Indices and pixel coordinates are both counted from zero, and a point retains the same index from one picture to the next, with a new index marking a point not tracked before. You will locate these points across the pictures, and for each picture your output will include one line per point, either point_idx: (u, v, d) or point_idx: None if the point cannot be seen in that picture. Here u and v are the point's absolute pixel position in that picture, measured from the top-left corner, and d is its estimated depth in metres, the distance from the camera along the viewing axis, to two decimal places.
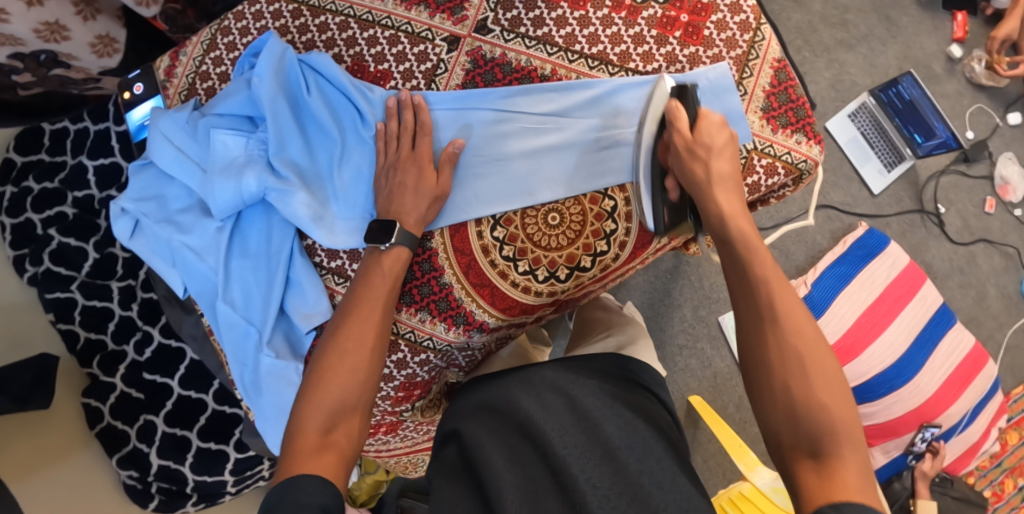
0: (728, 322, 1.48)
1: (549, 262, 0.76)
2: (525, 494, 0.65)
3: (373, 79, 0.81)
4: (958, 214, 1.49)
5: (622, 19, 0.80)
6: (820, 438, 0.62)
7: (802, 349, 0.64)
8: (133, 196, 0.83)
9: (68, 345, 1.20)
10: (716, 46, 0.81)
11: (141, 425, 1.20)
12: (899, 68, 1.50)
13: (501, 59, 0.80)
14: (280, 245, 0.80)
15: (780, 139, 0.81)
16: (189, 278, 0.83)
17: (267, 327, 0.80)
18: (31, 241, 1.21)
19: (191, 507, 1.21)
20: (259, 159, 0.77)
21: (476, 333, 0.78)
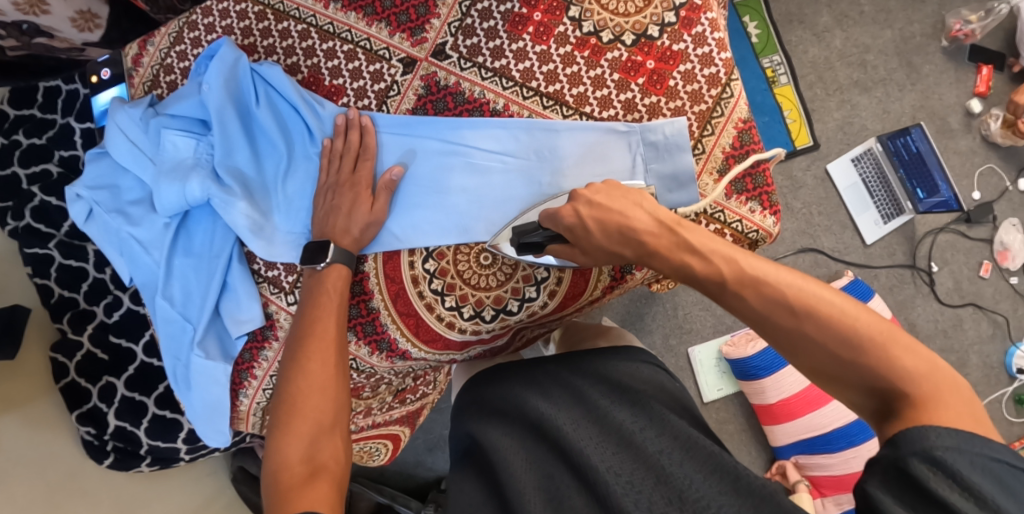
0: (698, 355, 1.49)
1: (476, 301, 0.77)
2: (547, 494, 0.73)
3: (327, 93, 0.81)
4: (950, 274, 1.45)
5: (585, 59, 0.77)
6: (898, 404, 0.59)
7: (842, 342, 0.61)
8: (88, 183, 0.85)
9: (43, 299, 1.25)
10: (680, 98, 0.78)
11: (103, 385, 1.24)
12: (913, 118, 1.44)
13: (454, 88, 0.79)
14: (221, 248, 0.82)
15: (733, 206, 0.79)
16: (135, 269, 0.86)
17: (200, 327, 0.82)
18: (15, 195, 1.26)
19: (145, 468, 1.25)
20: (205, 164, 0.79)
21: (398, 359, 0.81)
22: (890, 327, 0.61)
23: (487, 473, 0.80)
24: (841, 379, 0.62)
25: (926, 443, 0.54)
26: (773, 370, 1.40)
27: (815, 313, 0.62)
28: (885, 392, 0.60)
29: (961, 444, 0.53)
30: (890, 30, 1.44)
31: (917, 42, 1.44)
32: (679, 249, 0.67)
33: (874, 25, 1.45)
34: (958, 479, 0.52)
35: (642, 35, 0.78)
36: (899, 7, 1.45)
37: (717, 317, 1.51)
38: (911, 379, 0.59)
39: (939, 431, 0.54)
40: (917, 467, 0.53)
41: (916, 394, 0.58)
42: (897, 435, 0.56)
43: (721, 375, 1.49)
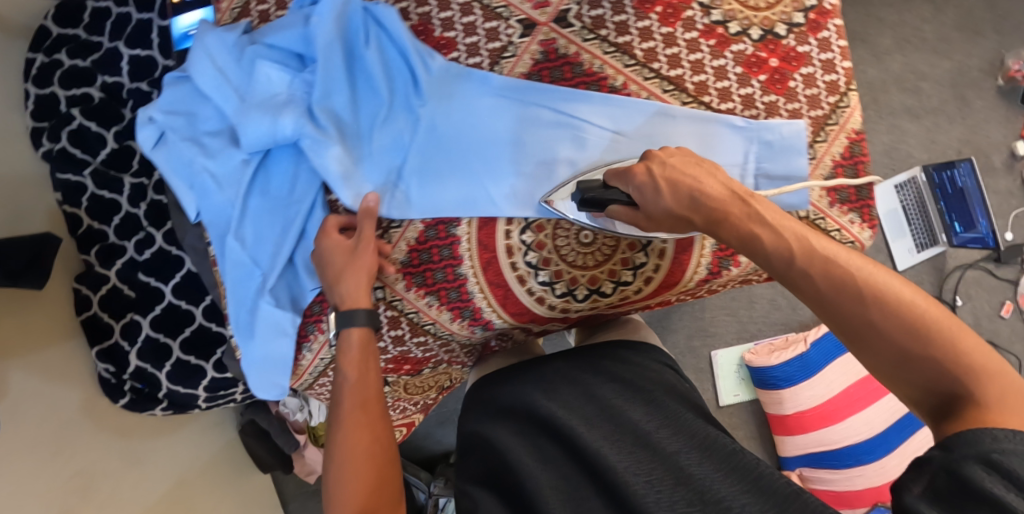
0: (719, 358, 1.49)
1: (570, 279, 0.79)
2: (565, 493, 0.76)
3: (436, 45, 0.80)
4: (972, 310, 1.48)
5: (710, 48, 0.77)
6: (958, 404, 0.60)
7: (910, 334, 0.61)
8: (164, 107, 0.80)
9: (71, 229, 1.22)
10: (797, 101, 0.78)
11: (127, 322, 1.22)
12: (958, 151, 1.46)
13: (574, 58, 0.78)
14: (303, 195, 0.79)
15: (835, 214, 0.79)
16: (203, 205, 0.81)
17: (273, 275, 0.78)
18: (52, 116, 1.20)
19: (159, 411, 1.26)
20: (300, 101, 0.76)
21: (479, 330, 0.82)
22: (963, 327, 0.61)
23: (495, 480, 0.82)
24: (906, 371, 0.62)
25: (981, 446, 0.55)
26: (793, 382, 1.42)
27: (881, 302, 0.62)
28: (948, 385, 0.61)
29: (1019, 446, 0.54)
30: (948, 61, 1.45)
31: (972, 77, 1.45)
32: (750, 220, 0.67)
33: (932, 54, 1.45)
34: (1015, 481, 0.53)
35: (769, 32, 0.78)
36: (960, 39, 1.45)
37: (741, 323, 1.51)
38: (980, 379, 0.59)
39: (996, 432, 0.55)
40: (969, 470, 0.55)
41: (983, 397, 0.58)
42: (950, 439, 0.57)
43: (739, 382, 1.50)
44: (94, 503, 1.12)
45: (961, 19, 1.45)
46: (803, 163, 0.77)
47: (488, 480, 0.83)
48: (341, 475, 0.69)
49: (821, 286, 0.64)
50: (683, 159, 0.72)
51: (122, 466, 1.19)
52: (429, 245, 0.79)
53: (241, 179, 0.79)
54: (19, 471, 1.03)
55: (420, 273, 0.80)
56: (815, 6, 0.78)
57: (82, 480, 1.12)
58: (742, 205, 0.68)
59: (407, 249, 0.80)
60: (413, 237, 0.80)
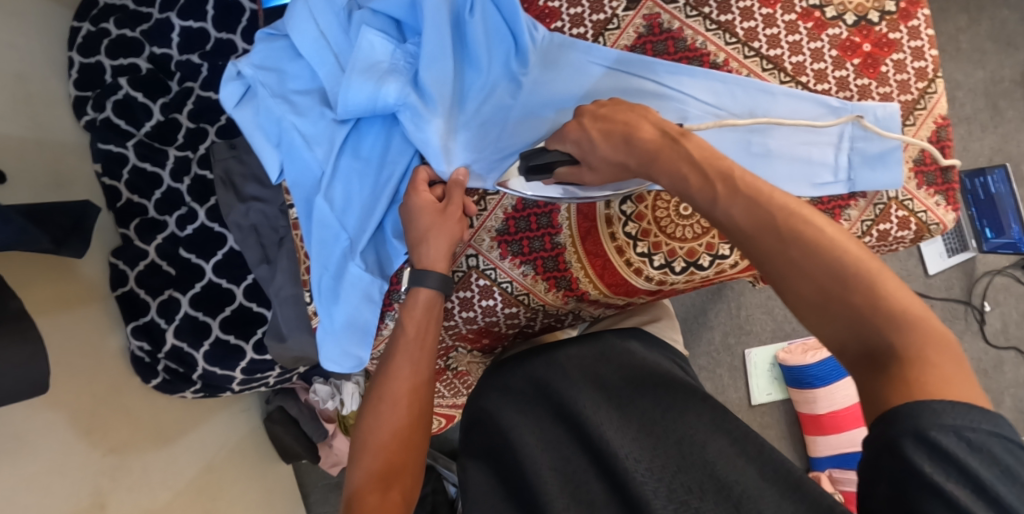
0: (753, 356, 1.50)
1: (669, 250, 0.88)
2: (561, 473, 0.77)
3: (540, 14, 0.87)
4: (1000, 316, 1.51)
5: (808, 30, 0.83)
6: (887, 359, 0.59)
7: (828, 273, 0.62)
8: (255, 63, 0.85)
9: (109, 201, 1.18)
10: (889, 85, 0.83)
11: (165, 299, 1.18)
12: (990, 158, 1.49)
13: (677, 33, 0.85)
14: (397, 159, 0.84)
15: (922, 196, 0.84)
16: (289, 163, 0.85)
17: (363, 239, 0.83)
18: (97, 86, 1.17)
19: (191, 393, 1.22)
20: (402, 69, 0.81)
21: (573, 300, 0.91)
22: (880, 265, 0.62)
23: (495, 462, 0.82)
24: (825, 315, 0.62)
25: (920, 422, 0.55)
26: (827, 381, 1.43)
27: (801, 238, 0.63)
28: (869, 337, 0.60)
29: (956, 420, 0.55)
30: (982, 71, 1.49)
31: (1004, 87, 1.49)
32: (679, 159, 0.70)
33: (968, 63, 1.49)
34: (955, 463, 0.54)
35: (862, 18, 0.83)
36: (994, 49, 1.49)
37: (776, 322, 1.52)
38: (903, 330, 0.59)
39: (936, 406, 0.55)
40: (908, 447, 0.55)
41: (906, 350, 0.58)
42: (890, 408, 0.57)
43: (772, 380, 1.51)
44: (124, 484, 1.07)
45: (995, 31, 1.49)
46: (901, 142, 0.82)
47: (488, 460, 0.83)
48: (376, 428, 0.75)
49: (741, 220, 0.65)
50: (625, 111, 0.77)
51: (152, 447, 1.15)
52: (527, 213, 0.89)
53: (333, 140, 0.84)
54: (48, 445, 0.98)
55: (516, 241, 0.89)
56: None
57: (112, 461, 1.07)
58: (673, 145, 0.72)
59: (504, 217, 0.89)
60: (510, 205, 0.89)
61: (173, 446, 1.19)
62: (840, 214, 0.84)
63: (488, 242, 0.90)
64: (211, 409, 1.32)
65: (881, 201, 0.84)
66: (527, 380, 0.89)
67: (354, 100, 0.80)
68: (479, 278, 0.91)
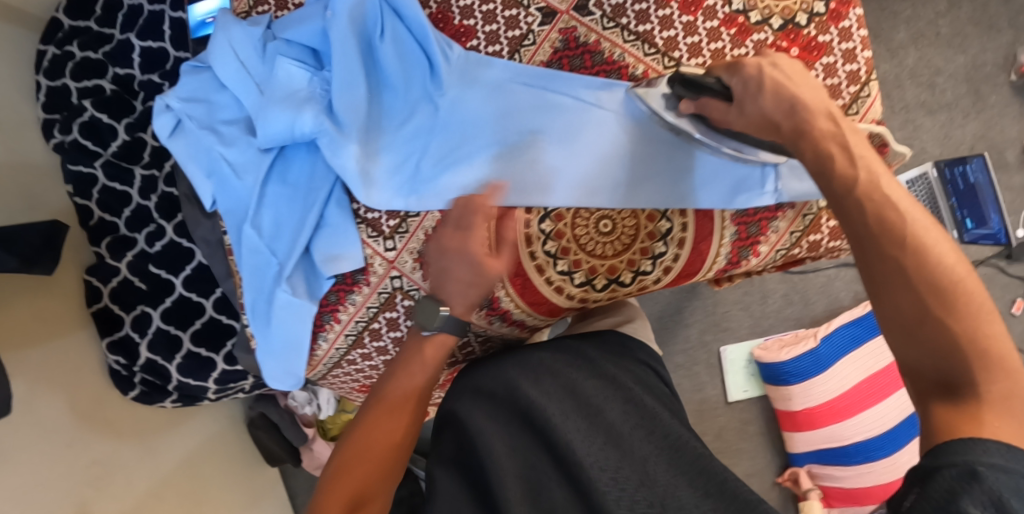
0: (730, 353, 1.50)
1: (590, 268, 0.91)
2: (528, 479, 0.80)
3: (455, 32, 0.89)
4: None
5: (731, 36, 0.86)
6: (965, 387, 0.64)
7: (937, 293, 0.66)
8: (182, 95, 0.88)
9: (82, 220, 1.21)
10: (818, 89, 0.86)
11: (138, 314, 1.21)
12: (971, 147, 1.45)
13: (594, 46, 0.88)
14: (321, 184, 0.86)
15: None
16: (221, 193, 0.88)
17: (290, 264, 0.85)
18: (64, 108, 1.20)
19: (168, 403, 1.26)
20: (319, 98, 0.83)
21: (496, 319, 0.94)
22: (988, 307, 0.66)
23: (462, 461, 0.83)
24: (917, 338, 0.66)
25: (971, 456, 0.58)
26: (804, 377, 1.41)
27: (921, 262, 0.67)
28: (952, 370, 0.65)
29: (1006, 463, 0.57)
30: (962, 56, 1.45)
31: (987, 71, 1.45)
32: (831, 138, 0.74)
33: (948, 49, 1.44)
34: (995, 497, 0.55)
35: (789, 20, 0.85)
36: (975, 33, 1.44)
37: (754, 319, 1.51)
38: (989, 375, 0.63)
39: (988, 445, 0.59)
40: (952, 472, 0.58)
41: (990, 388, 0.63)
42: (944, 445, 0.61)
43: (749, 378, 1.50)
44: (109, 492, 1.12)
45: (977, 13, 1.44)
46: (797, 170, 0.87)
47: (458, 468, 0.83)
48: (360, 445, 0.82)
49: (870, 225, 0.69)
50: (794, 71, 0.78)
51: (137, 456, 1.20)
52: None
53: (259, 167, 0.86)
54: (37, 458, 1.03)
55: None
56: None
57: (98, 470, 1.12)
58: (830, 123, 0.74)
59: (425, 238, 0.88)
60: (431, 225, 0.87)
61: (156, 452, 1.23)
62: (767, 226, 0.92)
63: (410, 263, 0.88)
64: (189, 418, 1.34)
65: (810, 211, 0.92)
66: (493, 385, 0.90)
67: (274, 129, 0.82)
68: (404, 299, 0.89)
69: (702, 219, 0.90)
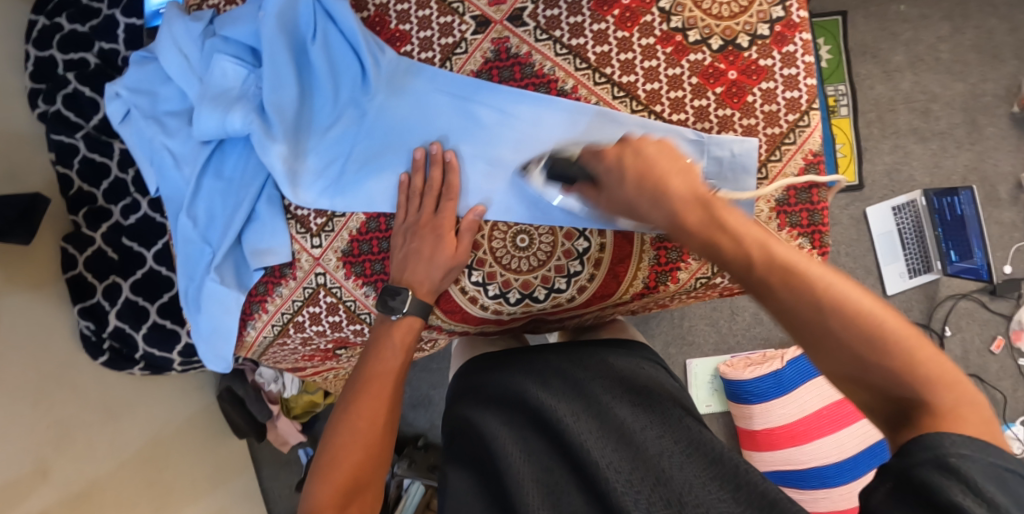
0: (693, 367, 1.49)
1: (505, 282, 0.93)
2: (542, 478, 0.77)
3: (392, 36, 0.94)
4: (960, 342, 1.43)
5: (666, 55, 0.88)
6: (915, 414, 0.60)
7: (864, 340, 0.61)
8: (130, 85, 0.94)
9: (62, 189, 1.25)
10: (755, 117, 0.88)
11: (109, 284, 1.26)
12: (963, 178, 1.41)
13: (525, 58, 0.91)
14: (251, 180, 0.92)
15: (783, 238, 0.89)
16: (162, 181, 0.94)
17: (220, 254, 0.91)
18: (49, 79, 1.23)
19: (137, 370, 1.29)
20: (250, 98, 0.88)
21: None
22: (916, 331, 0.62)
23: (482, 475, 0.82)
24: (861, 381, 0.63)
25: (939, 449, 0.56)
26: (765, 398, 1.40)
27: (840, 309, 0.62)
28: (903, 401, 0.61)
29: (974, 451, 0.55)
30: (962, 83, 1.40)
31: (986, 101, 1.40)
32: (709, 225, 0.70)
33: (947, 75, 1.41)
34: (969, 486, 0.53)
35: (731, 42, 0.88)
36: (977, 61, 1.40)
37: (720, 335, 1.50)
38: (937, 391, 0.59)
39: (954, 438, 0.56)
40: (927, 470, 0.55)
41: (939, 404, 0.59)
42: (912, 444, 0.57)
43: (712, 392, 1.50)
44: (68, 454, 1.17)
45: (981, 40, 1.40)
46: (749, 183, 0.87)
47: (469, 469, 0.84)
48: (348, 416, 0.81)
49: (781, 290, 0.65)
50: (663, 149, 0.74)
51: (99, 422, 1.24)
52: (369, 237, 0.93)
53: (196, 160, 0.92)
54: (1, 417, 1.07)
55: (359, 262, 0.93)
56: (783, 20, 0.87)
57: (59, 431, 1.16)
58: (703, 208, 0.70)
59: (348, 238, 0.93)
60: (355, 227, 0.93)
61: (120, 420, 1.28)
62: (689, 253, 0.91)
63: (334, 262, 0.94)
64: (156, 385, 1.39)
65: None
66: (501, 389, 0.91)
67: (205, 125, 0.87)
68: (327, 295, 0.95)
69: (621, 240, 0.91)
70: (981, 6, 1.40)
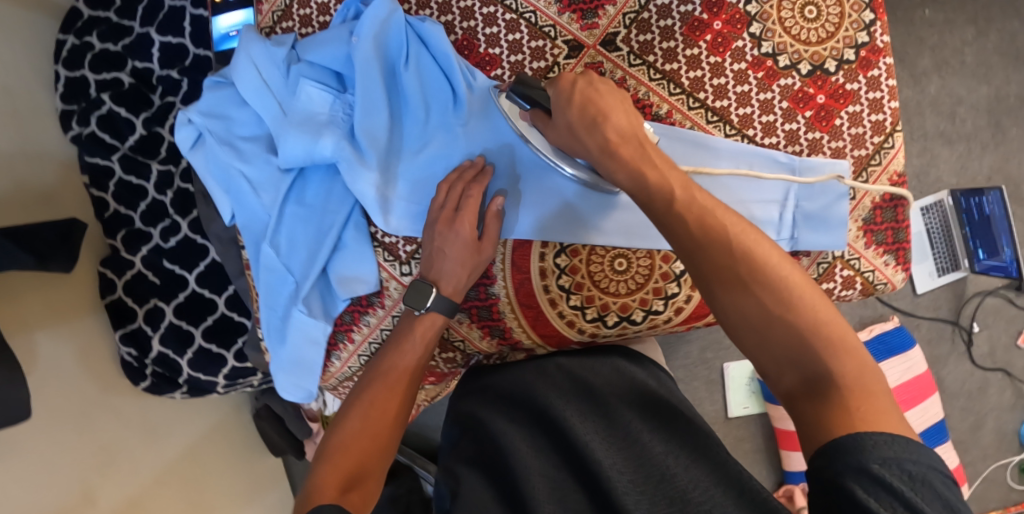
0: (731, 370, 1.51)
1: (602, 305, 0.96)
2: (552, 481, 0.86)
3: (481, 59, 0.94)
4: (987, 338, 1.48)
5: (757, 80, 0.90)
6: (827, 385, 0.70)
7: (773, 293, 0.72)
8: (203, 110, 0.94)
9: (96, 212, 1.22)
10: (842, 140, 0.91)
11: (150, 308, 1.23)
12: (988, 178, 1.46)
13: (620, 82, 0.92)
14: (337, 208, 0.92)
15: (869, 256, 0.93)
16: (239, 207, 0.95)
17: (306, 285, 0.92)
18: (83, 100, 1.21)
19: (178, 395, 1.27)
20: (340, 124, 0.89)
21: (505, 347, 1.01)
22: (826, 303, 0.73)
23: (489, 469, 0.88)
24: (769, 341, 0.72)
25: (864, 456, 0.65)
26: None
27: (750, 260, 0.73)
28: (813, 367, 0.70)
29: (894, 452, 0.65)
30: (986, 87, 1.44)
31: (1008, 103, 1.45)
32: (640, 160, 0.78)
33: (971, 78, 1.44)
34: (892, 490, 0.64)
35: (819, 67, 0.90)
36: (1000, 64, 1.44)
37: None
38: (841, 360, 0.70)
39: (876, 439, 0.66)
40: (856, 480, 0.64)
41: (844, 381, 0.69)
42: (837, 441, 0.67)
43: (749, 395, 1.52)
44: (113, 478, 1.13)
45: (1004, 44, 1.44)
46: (845, 207, 0.89)
47: (482, 467, 0.89)
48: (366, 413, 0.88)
49: (693, 231, 0.75)
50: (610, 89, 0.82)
51: (139, 442, 1.20)
52: None
53: (278, 187, 0.92)
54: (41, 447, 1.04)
55: None
56: (868, 45, 0.89)
57: (103, 456, 1.13)
58: (636, 146, 0.79)
59: None
60: None
61: (160, 437, 1.24)
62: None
63: None
64: (193, 407, 1.35)
65: (826, 260, 0.93)
66: (503, 378, 0.97)
67: (293, 152, 0.88)
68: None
69: None
70: (1004, 11, 1.43)
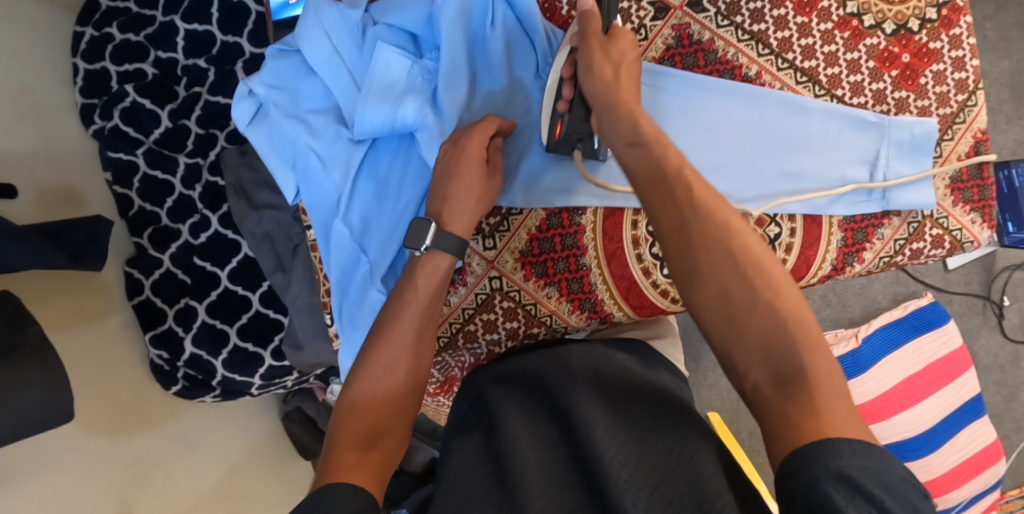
0: None
1: None
2: (547, 472, 0.71)
3: (563, 23, 0.97)
4: (1019, 311, 1.48)
5: (844, 40, 0.95)
6: (796, 379, 0.60)
7: (740, 276, 0.65)
8: (268, 82, 0.95)
9: (121, 210, 1.17)
10: (927, 99, 0.95)
11: (181, 307, 1.18)
12: (1013, 151, 1.47)
13: (708, 45, 0.96)
14: (413, 180, 0.93)
15: (958, 213, 0.97)
16: (305, 184, 0.95)
17: (381, 264, 0.92)
18: (105, 94, 1.17)
19: (210, 399, 1.20)
20: (420, 91, 0.90)
21: (596, 321, 0.99)
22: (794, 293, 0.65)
23: (484, 458, 0.76)
24: (741, 329, 0.63)
25: (831, 460, 0.55)
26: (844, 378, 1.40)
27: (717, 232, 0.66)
28: (783, 365, 0.61)
29: (865, 458, 0.55)
30: (1008, 60, 1.46)
31: None
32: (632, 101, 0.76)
33: (993, 53, 1.46)
34: (864, 496, 0.53)
35: (902, 27, 0.95)
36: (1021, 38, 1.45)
37: None
38: (811, 351, 0.61)
39: (845, 445, 0.56)
40: (828, 484, 0.54)
41: (816, 373, 0.60)
42: (800, 449, 0.57)
43: None
44: (149, 490, 1.05)
45: None
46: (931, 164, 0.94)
47: (480, 452, 0.76)
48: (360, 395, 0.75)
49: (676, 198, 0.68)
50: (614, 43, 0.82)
51: (175, 452, 1.12)
52: (551, 233, 0.97)
53: (350, 161, 0.93)
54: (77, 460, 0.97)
55: (540, 262, 0.98)
56: (948, 3, 0.94)
57: (138, 467, 1.05)
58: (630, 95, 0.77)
59: (528, 237, 0.98)
60: (535, 225, 0.97)
61: (194, 449, 1.16)
62: (873, 233, 0.97)
63: (512, 264, 0.99)
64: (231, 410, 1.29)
65: (915, 219, 0.97)
66: (516, 372, 0.90)
67: (374, 120, 0.89)
68: (504, 300, 0.99)
69: (811, 224, 0.96)
70: None
